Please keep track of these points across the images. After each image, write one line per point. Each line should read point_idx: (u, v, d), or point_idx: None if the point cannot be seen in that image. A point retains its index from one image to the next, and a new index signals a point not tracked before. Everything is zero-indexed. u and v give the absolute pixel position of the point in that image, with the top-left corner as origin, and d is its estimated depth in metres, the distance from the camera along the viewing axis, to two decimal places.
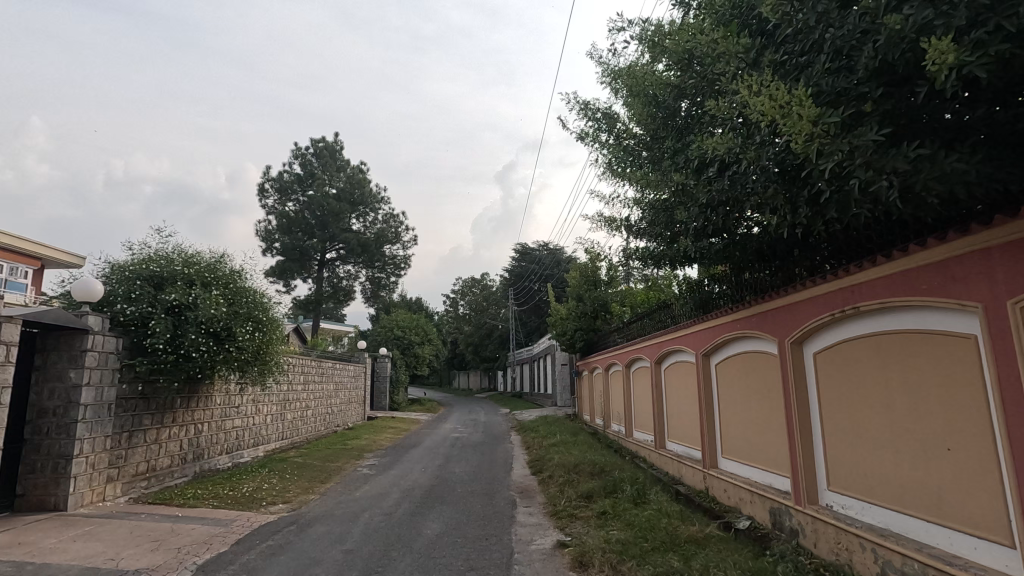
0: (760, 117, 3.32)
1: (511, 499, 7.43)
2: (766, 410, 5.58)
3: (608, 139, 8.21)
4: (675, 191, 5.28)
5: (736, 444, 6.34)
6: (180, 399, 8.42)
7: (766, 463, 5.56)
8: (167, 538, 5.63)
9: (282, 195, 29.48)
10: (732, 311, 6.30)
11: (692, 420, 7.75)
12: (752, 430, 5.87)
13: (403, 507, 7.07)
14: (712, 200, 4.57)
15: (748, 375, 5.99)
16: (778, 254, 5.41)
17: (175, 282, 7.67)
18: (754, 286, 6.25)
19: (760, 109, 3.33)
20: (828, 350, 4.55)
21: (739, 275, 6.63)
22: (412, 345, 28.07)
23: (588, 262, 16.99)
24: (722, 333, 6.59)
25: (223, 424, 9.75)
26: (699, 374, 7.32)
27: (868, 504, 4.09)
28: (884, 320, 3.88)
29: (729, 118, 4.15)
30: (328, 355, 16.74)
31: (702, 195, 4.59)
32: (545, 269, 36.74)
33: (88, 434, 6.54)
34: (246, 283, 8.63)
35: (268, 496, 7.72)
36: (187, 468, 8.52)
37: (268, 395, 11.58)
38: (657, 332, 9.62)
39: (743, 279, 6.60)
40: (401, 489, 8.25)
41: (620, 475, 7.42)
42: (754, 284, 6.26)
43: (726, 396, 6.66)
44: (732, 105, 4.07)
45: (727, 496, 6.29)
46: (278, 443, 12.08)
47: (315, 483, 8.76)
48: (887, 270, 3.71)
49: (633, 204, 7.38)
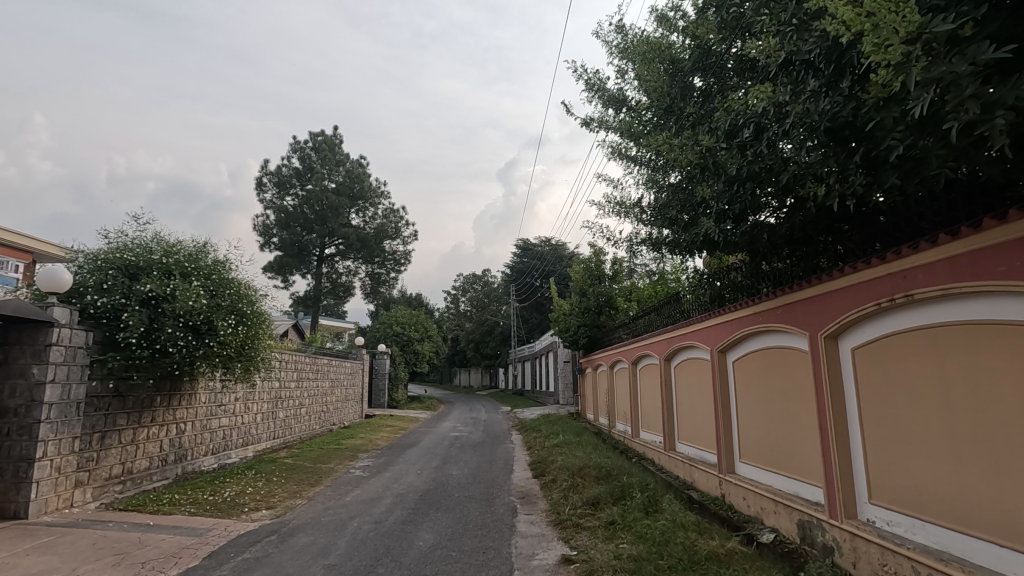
0: (840, 28, 2.68)
1: (512, 506, 6.91)
2: (792, 411, 5.04)
3: (617, 120, 7.71)
4: (694, 168, 4.74)
5: (756, 447, 5.81)
6: (160, 398, 7.91)
7: (792, 469, 5.04)
8: (133, 550, 5.11)
9: (280, 188, 28.95)
10: (753, 304, 5.74)
11: (706, 420, 7.21)
12: (777, 434, 5.33)
13: (396, 515, 6.56)
14: (746, 165, 4.00)
15: (770, 372, 5.46)
16: (803, 241, 4.94)
17: (151, 272, 7.15)
18: (772, 274, 5.76)
19: (839, 21, 2.70)
20: (870, 344, 4.02)
21: (756, 262, 6.14)
22: (411, 341, 27.54)
23: (592, 256, 16.54)
24: (742, 327, 6.03)
25: (208, 423, 9.23)
26: (715, 373, 6.75)
27: (921, 522, 3.55)
28: (944, 310, 3.35)
29: (775, 63, 3.60)
30: (324, 352, 16.22)
31: (735, 160, 4.04)
32: (546, 265, 36.34)
33: (53, 435, 6.03)
34: (229, 274, 8.12)
35: (252, 501, 7.22)
36: (167, 471, 8.01)
37: (257, 393, 11.09)
38: (667, 328, 9.10)
39: (759, 267, 6.10)
40: (394, 494, 7.73)
41: (628, 480, 6.89)
42: (771, 272, 5.77)
43: (745, 396, 6.13)
44: (779, 47, 3.51)
45: (746, 505, 5.77)
46: (269, 443, 11.58)
47: (303, 486, 8.25)
48: (951, 251, 3.17)
49: (645, 187, 6.87)
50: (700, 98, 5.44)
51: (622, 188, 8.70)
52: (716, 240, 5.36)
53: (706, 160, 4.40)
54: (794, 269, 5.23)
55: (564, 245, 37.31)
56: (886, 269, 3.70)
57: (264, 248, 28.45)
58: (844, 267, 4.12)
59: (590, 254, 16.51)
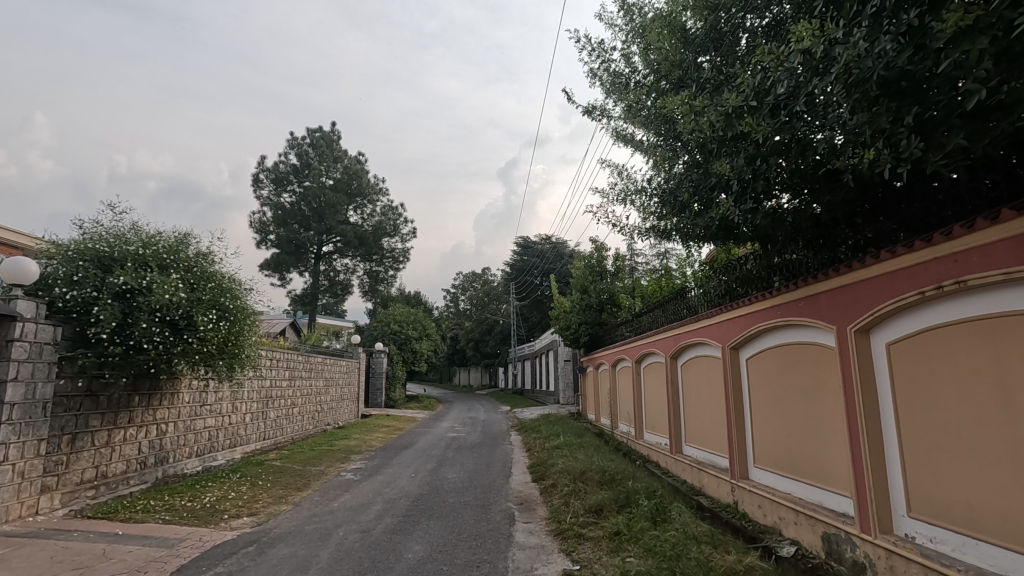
0: None
1: (509, 513, 6.48)
2: (815, 413, 4.61)
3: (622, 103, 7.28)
4: (712, 140, 4.32)
5: (772, 452, 5.38)
6: (138, 397, 7.47)
7: (815, 476, 4.61)
8: (95, 564, 4.68)
9: (276, 185, 28.52)
10: (770, 295, 5.31)
11: (716, 422, 6.77)
12: (797, 438, 4.90)
13: (385, 523, 6.13)
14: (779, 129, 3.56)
15: (789, 371, 5.04)
16: (823, 231, 4.54)
17: (125, 264, 6.71)
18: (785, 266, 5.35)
19: None
20: (909, 339, 3.60)
21: (767, 250, 5.71)
22: (409, 340, 27.04)
23: (594, 251, 16.10)
24: (757, 322, 5.60)
25: (192, 424, 8.81)
26: (726, 371, 6.32)
27: (973, 540, 3.11)
28: (1004, 299, 2.93)
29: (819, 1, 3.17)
30: (319, 351, 15.78)
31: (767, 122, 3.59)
32: (546, 264, 35.91)
33: (15, 438, 5.60)
34: (211, 267, 7.69)
35: (233, 507, 6.79)
36: (146, 474, 7.58)
37: (245, 392, 10.66)
38: (672, 324, 8.68)
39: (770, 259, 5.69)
40: (385, 499, 7.30)
41: (633, 486, 6.46)
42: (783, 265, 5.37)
43: (759, 397, 5.70)
44: None
45: (762, 514, 5.35)
46: (258, 444, 11.16)
47: (289, 490, 7.81)
48: (1015, 229, 2.74)
49: (654, 172, 6.42)
50: (715, 69, 5.01)
51: (627, 176, 8.27)
52: (732, 225, 4.91)
53: (729, 128, 3.97)
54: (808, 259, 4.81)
55: (564, 243, 36.84)
56: (932, 252, 3.26)
57: (260, 245, 28.02)
58: (880, 251, 3.69)
59: (591, 250, 16.08)
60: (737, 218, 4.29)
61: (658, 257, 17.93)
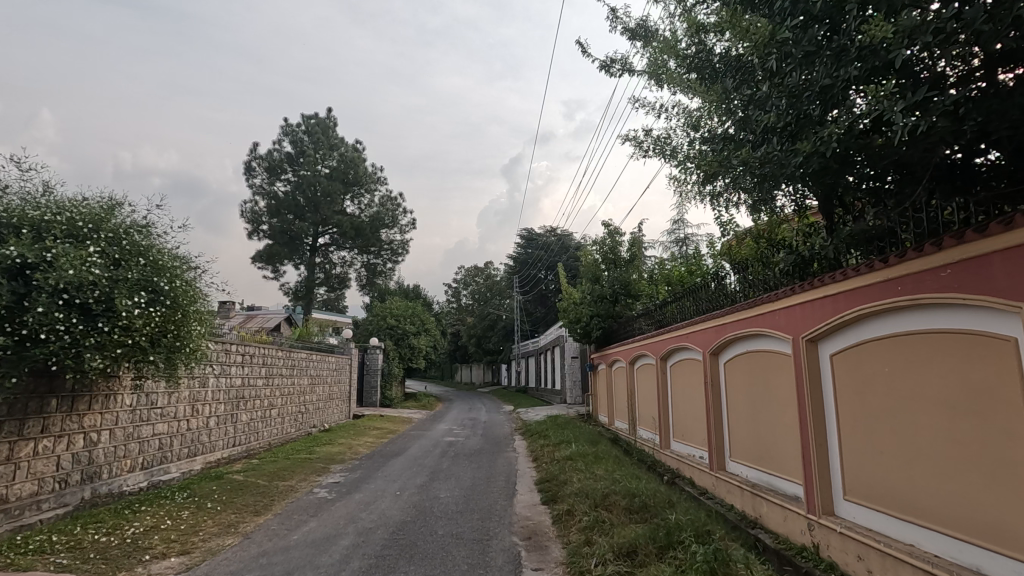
0: None
1: (515, 553, 5.03)
2: (976, 438, 3.13)
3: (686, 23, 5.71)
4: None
5: (878, 484, 3.90)
6: (56, 400, 6.04)
7: (972, 532, 3.16)
8: None
9: (270, 173, 26.88)
10: (871, 267, 3.84)
11: (780, 437, 5.28)
12: (933, 470, 3.43)
13: (352, 569, 4.66)
14: None
15: (924, 374, 3.51)
16: (958, 149, 3.35)
17: (18, 231, 5.20)
18: (873, 233, 3.98)
19: None
20: None
21: (847, 204, 4.36)
22: (407, 335, 25.48)
23: (608, 237, 14.55)
24: (851, 304, 4.11)
25: (134, 432, 7.36)
26: (797, 369, 4.84)
27: None
28: None
29: None
30: (305, 346, 14.29)
31: None
32: (551, 256, 34.40)
33: None
34: (146, 241, 6.24)
35: (163, 542, 5.31)
36: (66, 496, 6.10)
37: (208, 393, 9.19)
38: (710, 314, 7.22)
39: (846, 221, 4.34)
40: (358, 529, 5.83)
41: (676, 518, 5.00)
42: (862, 231, 4.06)
43: (849, 409, 4.24)
44: None
45: (866, 571, 3.87)
46: (225, 451, 9.72)
47: (243, 516, 6.33)
48: None
49: (720, 102, 4.94)
50: None
51: (682, 106, 7.58)
52: (827, 162, 3.58)
53: None
54: (931, 212, 3.46)
55: (569, 234, 35.28)
56: None
57: (252, 235, 26.66)
58: None
59: (605, 235, 14.55)
60: (897, 118, 2.89)
61: (680, 247, 16.37)
